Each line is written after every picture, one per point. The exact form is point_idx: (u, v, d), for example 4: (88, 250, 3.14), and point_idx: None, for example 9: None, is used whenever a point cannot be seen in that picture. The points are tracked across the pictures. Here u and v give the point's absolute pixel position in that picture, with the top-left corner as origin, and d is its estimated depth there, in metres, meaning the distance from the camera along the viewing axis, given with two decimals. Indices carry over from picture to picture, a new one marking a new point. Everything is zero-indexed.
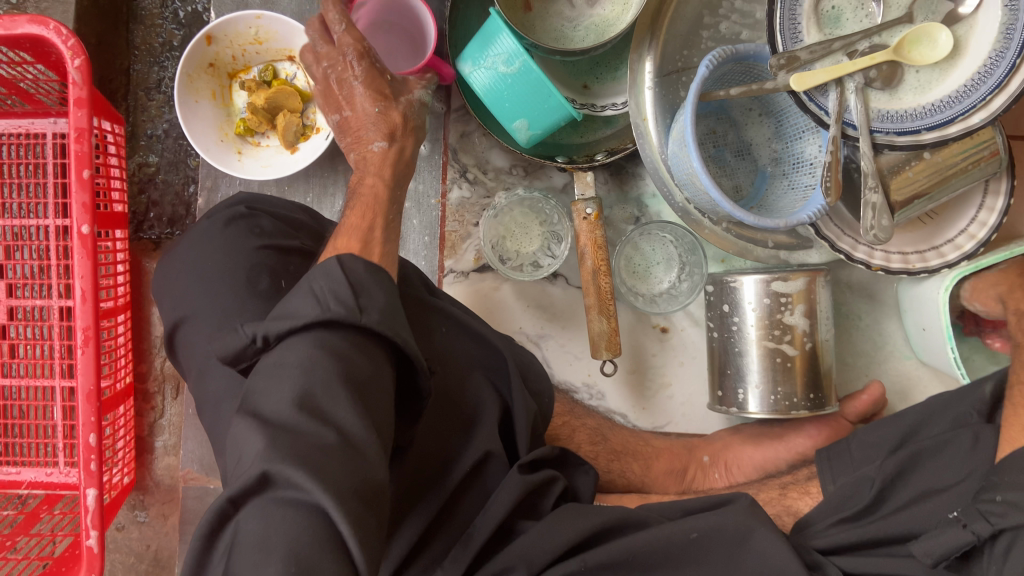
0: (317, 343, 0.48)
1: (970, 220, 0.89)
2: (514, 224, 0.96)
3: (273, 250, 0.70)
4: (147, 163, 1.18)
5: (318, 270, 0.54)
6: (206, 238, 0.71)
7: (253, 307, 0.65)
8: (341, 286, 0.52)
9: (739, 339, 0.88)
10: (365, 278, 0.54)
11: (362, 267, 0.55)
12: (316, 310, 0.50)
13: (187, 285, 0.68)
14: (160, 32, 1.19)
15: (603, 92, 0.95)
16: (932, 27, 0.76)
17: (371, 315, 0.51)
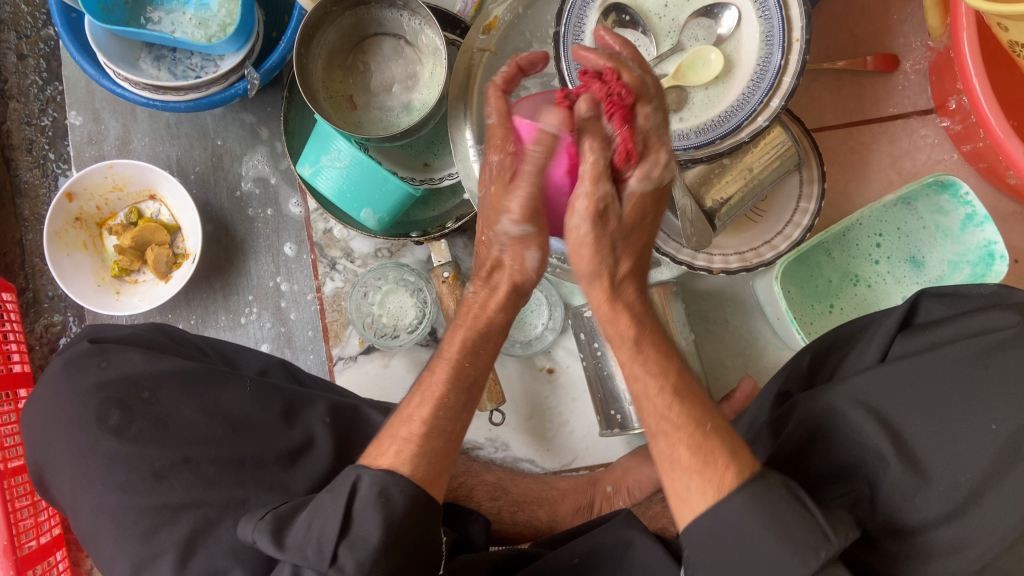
0: (297, 575, 0.58)
1: (794, 211, 0.96)
2: (389, 300, 1.03)
3: (120, 379, 0.75)
4: (54, 323, 1.24)
5: (341, 484, 0.61)
6: (55, 384, 0.77)
7: (105, 445, 0.72)
8: (336, 522, 0.58)
9: (606, 362, 0.93)
10: (372, 505, 0.59)
11: (374, 488, 0.60)
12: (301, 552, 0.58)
13: (48, 434, 0.74)
14: (45, 201, 1.25)
15: (444, 165, 1.03)
16: (703, 51, 0.87)
17: (345, 573, 0.56)
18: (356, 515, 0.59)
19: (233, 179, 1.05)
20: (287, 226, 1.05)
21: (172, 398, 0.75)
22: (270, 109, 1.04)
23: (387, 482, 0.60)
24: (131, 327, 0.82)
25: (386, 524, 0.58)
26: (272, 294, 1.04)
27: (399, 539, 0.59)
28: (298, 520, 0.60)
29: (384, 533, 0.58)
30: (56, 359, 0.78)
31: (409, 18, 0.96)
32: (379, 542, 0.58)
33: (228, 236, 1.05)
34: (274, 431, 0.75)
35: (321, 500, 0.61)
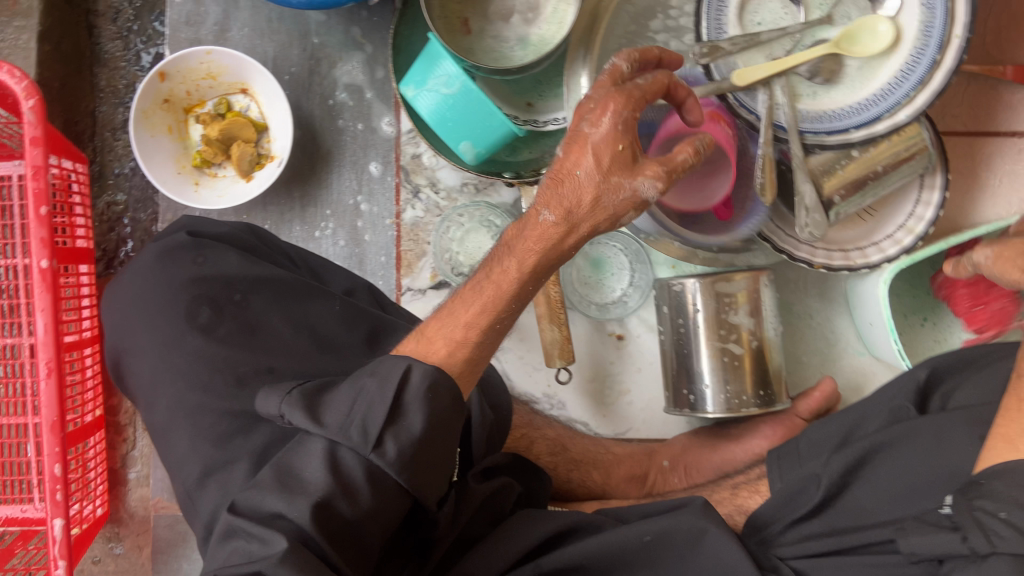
0: (333, 451, 0.55)
1: (907, 215, 0.91)
2: (468, 238, 0.98)
3: (215, 277, 0.72)
4: (116, 203, 1.22)
5: (386, 367, 0.57)
6: (144, 271, 0.74)
7: (191, 342, 0.69)
8: (380, 410, 0.55)
9: (688, 340, 0.89)
10: (418, 398, 0.55)
11: (423, 382, 0.56)
12: (340, 424, 0.55)
13: (132, 320, 0.72)
14: (124, 75, 1.22)
15: (547, 108, 0.98)
16: (871, 21, 0.82)
17: (387, 456, 0.54)
18: (406, 406, 0.55)
19: (328, 87, 1.01)
20: (376, 144, 1.01)
21: (263, 305, 0.72)
22: (377, 20, 1.00)
23: (435, 381, 0.56)
24: (224, 223, 0.79)
25: (429, 417, 0.55)
26: (350, 212, 1.01)
27: (437, 440, 0.56)
28: (337, 396, 0.57)
29: (428, 427, 0.55)
30: (151, 248, 0.74)
31: None
32: (419, 432, 0.55)
33: (314, 144, 1.01)
34: (359, 355, 0.73)
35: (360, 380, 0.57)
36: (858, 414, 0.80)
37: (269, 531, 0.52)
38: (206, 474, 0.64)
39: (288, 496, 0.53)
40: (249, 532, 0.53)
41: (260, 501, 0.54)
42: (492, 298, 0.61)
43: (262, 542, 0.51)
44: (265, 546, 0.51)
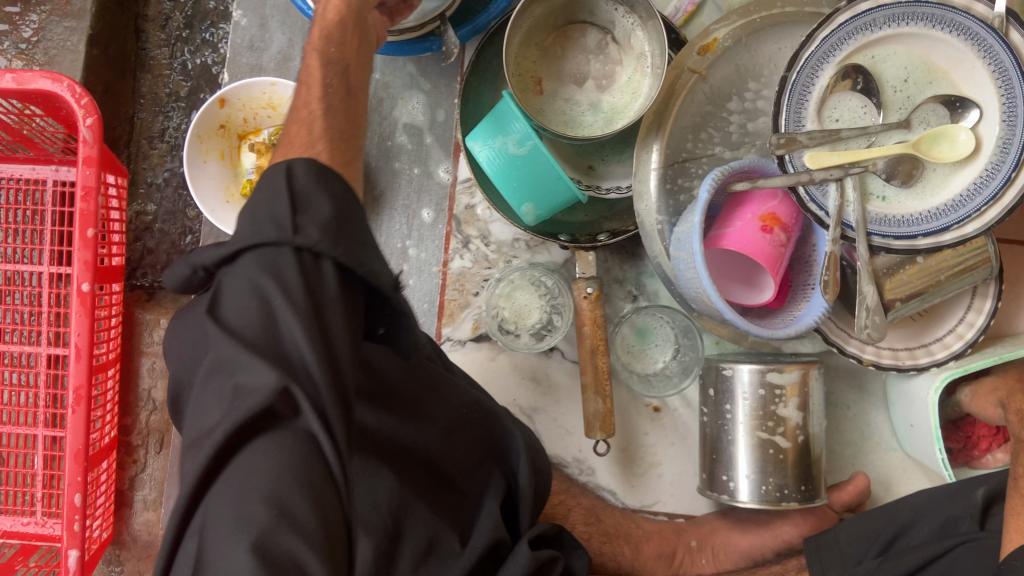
0: (257, 281, 0.47)
1: (958, 320, 0.91)
2: (515, 296, 0.96)
3: None
4: (146, 212, 1.19)
5: (269, 178, 0.52)
6: None
7: None
8: (282, 199, 0.49)
9: (732, 427, 0.89)
10: (312, 183, 0.52)
11: (310, 171, 0.52)
12: (249, 248, 0.48)
13: None
14: (167, 83, 1.19)
15: (608, 173, 0.97)
16: (952, 128, 0.80)
17: (310, 234, 0.48)
18: (302, 195, 0.50)
19: (388, 127, 0.99)
20: (430, 190, 1.00)
21: None
22: (444, 65, 0.99)
23: (323, 170, 0.54)
24: None
25: (335, 198, 0.51)
26: (397, 256, 1.00)
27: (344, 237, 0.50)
28: (225, 241, 0.50)
29: (334, 209, 0.51)
30: None
31: (623, 14, 0.90)
32: (331, 213, 0.50)
33: (369, 184, 1.00)
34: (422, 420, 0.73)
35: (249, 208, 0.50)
36: (913, 508, 0.85)
37: (252, 361, 0.45)
38: None
39: (248, 322, 0.47)
40: (228, 375, 0.45)
41: (213, 371, 0.45)
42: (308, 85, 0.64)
43: (251, 373, 0.45)
44: (254, 380, 0.44)
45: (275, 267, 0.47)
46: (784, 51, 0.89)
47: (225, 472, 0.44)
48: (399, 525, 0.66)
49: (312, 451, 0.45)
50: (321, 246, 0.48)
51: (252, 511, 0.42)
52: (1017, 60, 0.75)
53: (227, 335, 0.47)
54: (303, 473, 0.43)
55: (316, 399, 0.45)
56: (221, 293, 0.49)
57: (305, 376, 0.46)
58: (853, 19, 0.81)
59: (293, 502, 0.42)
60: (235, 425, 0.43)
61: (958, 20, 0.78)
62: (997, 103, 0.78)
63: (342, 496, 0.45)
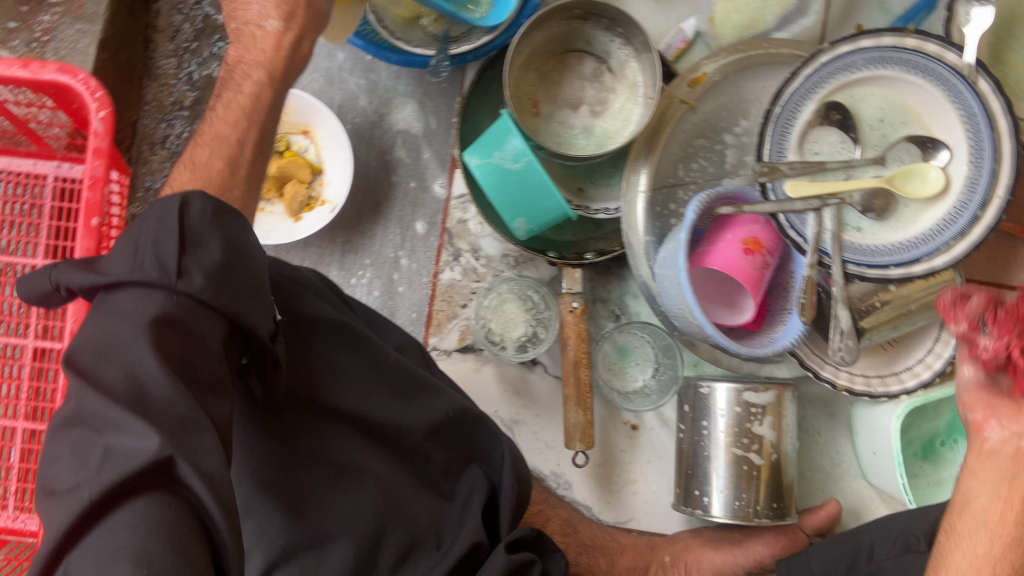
0: (161, 312, 0.50)
1: (927, 351, 0.95)
2: (501, 310, 0.99)
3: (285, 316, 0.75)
4: (141, 215, 1.21)
5: (157, 211, 0.53)
6: None
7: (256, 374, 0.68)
8: (171, 238, 0.52)
9: (709, 443, 0.91)
10: (206, 226, 0.55)
11: (205, 211, 0.55)
12: (139, 275, 0.51)
13: None
14: (172, 92, 1.23)
15: (597, 196, 1.01)
16: (923, 166, 0.85)
17: (193, 279, 0.51)
18: (192, 232, 0.53)
19: (388, 140, 1.03)
20: (425, 203, 1.03)
21: (322, 351, 0.75)
22: (445, 86, 1.03)
23: (219, 210, 0.57)
24: (299, 270, 0.82)
25: (227, 239, 0.55)
26: (389, 264, 1.03)
27: (238, 280, 0.55)
28: (114, 253, 0.53)
29: (226, 252, 0.55)
30: None
31: (619, 46, 0.96)
32: (221, 260, 0.54)
33: (365, 195, 1.03)
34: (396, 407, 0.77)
35: (136, 244, 0.52)
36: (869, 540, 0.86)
37: (123, 423, 0.45)
38: None
39: (125, 371, 0.48)
40: (98, 433, 0.46)
41: (93, 405, 0.47)
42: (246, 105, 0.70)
43: (134, 437, 0.45)
44: (136, 441, 0.45)
45: (159, 311, 0.50)
46: (767, 90, 0.95)
47: (91, 532, 0.44)
48: (372, 528, 0.72)
49: (184, 508, 0.46)
50: (204, 294, 0.51)
51: (118, 558, 0.42)
52: (986, 104, 0.80)
53: (99, 380, 0.48)
54: (172, 528, 0.44)
55: (196, 458, 0.47)
56: (93, 336, 0.50)
57: (184, 417, 0.48)
58: (834, 60, 0.87)
59: (155, 549, 0.43)
60: (114, 481, 0.44)
61: (930, 65, 0.84)
62: (965, 145, 0.83)
63: (220, 542, 0.46)
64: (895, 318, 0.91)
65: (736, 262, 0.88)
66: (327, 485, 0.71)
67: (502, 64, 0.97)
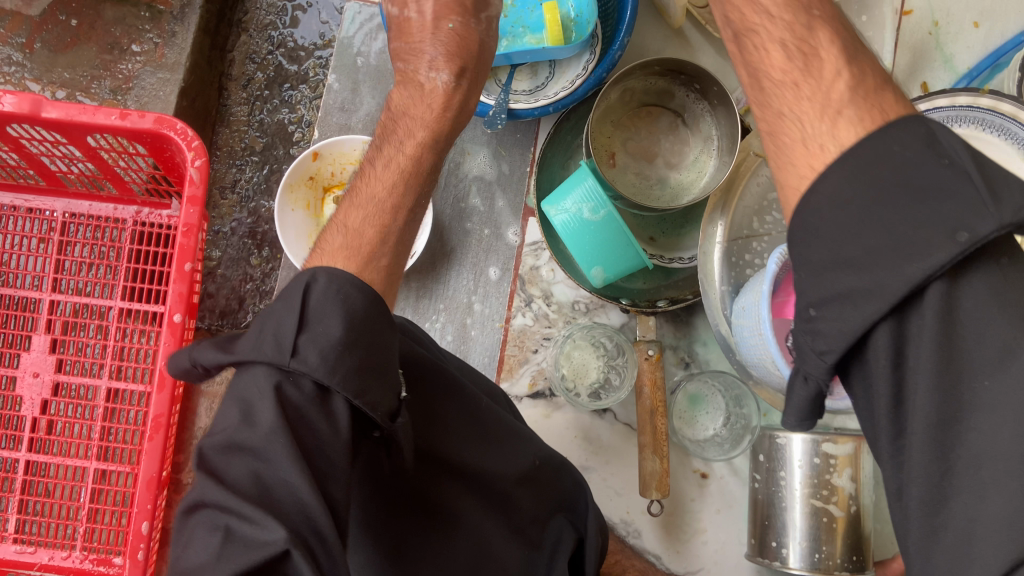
0: (279, 389, 0.51)
1: None
2: (574, 355, 1.00)
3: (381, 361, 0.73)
4: (211, 257, 1.23)
5: (287, 292, 0.56)
6: None
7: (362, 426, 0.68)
8: (292, 316, 0.53)
9: (786, 493, 0.92)
10: (330, 302, 0.55)
11: (330, 289, 0.56)
12: (261, 351, 0.52)
13: None
14: (243, 138, 1.26)
15: (670, 245, 1.04)
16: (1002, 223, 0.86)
17: (309, 358, 0.52)
18: (312, 311, 0.54)
19: (462, 188, 1.05)
20: (498, 250, 1.05)
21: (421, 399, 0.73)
22: (520, 137, 1.06)
23: (347, 286, 0.57)
24: None
25: (347, 319, 0.54)
26: (462, 309, 1.04)
27: (361, 347, 0.54)
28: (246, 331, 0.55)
29: (347, 329, 0.54)
30: None
31: (695, 100, 0.98)
32: (339, 336, 0.53)
33: (438, 241, 1.05)
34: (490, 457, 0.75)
35: (263, 328, 0.54)
36: None
37: (252, 515, 0.46)
38: None
39: (248, 477, 0.48)
40: (220, 519, 0.47)
41: (219, 497, 0.47)
42: (393, 179, 0.72)
43: (259, 528, 0.46)
44: (261, 532, 0.46)
45: (283, 392, 0.51)
46: None
47: None
48: None
49: None
50: (318, 372, 0.51)
51: None
52: None
53: (221, 475, 0.49)
54: None
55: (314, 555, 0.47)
56: (226, 412, 0.52)
57: (300, 499, 0.48)
58: None
59: None
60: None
61: (1006, 125, 0.89)
62: None
63: None
64: None
65: None
66: (421, 541, 0.71)
67: (580, 116, 1.00)
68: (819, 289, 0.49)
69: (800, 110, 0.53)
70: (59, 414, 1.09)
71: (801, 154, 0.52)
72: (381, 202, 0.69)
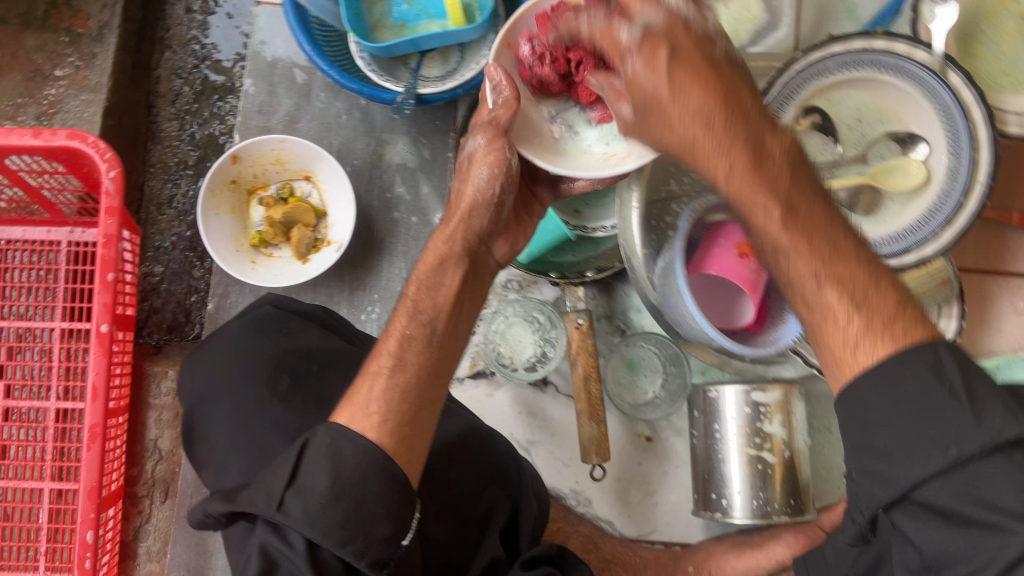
0: (265, 546, 0.58)
1: None
2: (510, 333, 1.03)
3: (297, 352, 0.74)
4: (153, 273, 1.24)
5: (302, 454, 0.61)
6: (230, 337, 0.76)
7: (274, 414, 0.69)
8: (282, 478, 0.60)
9: (722, 446, 0.94)
10: (322, 457, 0.59)
11: (326, 448, 0.60)
12: (266, 509, 0.59)
13: (205, 375, 0.74)
14: (176, 153, 1.27)
15: (593, 216, 1.04)
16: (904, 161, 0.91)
17: (289, 511, 0.58)
18: (304, 466, 0.59)
19: (387, 178, 1.07)
20: (427, 237, 1.06)
21: (337, 381, 0.73)
22: (439, 123, 1.06)
23: (340, 436, 0.61)
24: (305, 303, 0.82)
25: (336, 474, 0.59)
26: (396, 299, 1.06)
27: (359, 493, 0.59)
28: (250, 486, 0.62)
29: (336, 476, 0.59)
30: (236, 321, 0.77)
31: None
32: (325, 489, 0.58)
33: (367, 234, 1.07)
34: None
35: (268, 484, 0.61)
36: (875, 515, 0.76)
37: None
38: None
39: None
40: None
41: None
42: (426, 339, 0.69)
43: None
44: None
45: (279, 549, 0.58)
46: None
47: None
48: None
49: None
50: (297, 525, 0.57)
51: None
52: (957, 95, 0.87)
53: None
54: None
55: None
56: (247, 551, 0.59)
57: None
58: (809, 67, 0.90)
59: None
60: None
61: (901, 64, 0.89)
62: (942, 138, 0.90)
63: None
64: None
65: (732, 270, 0.90)
66: None
67: None
68: (862, 464, 0.54)
69: (841, 321, 0.55)
70: (10, 440, 1.10)
71: (853, 353, 0.55)
72: (386, 382, 0.66)
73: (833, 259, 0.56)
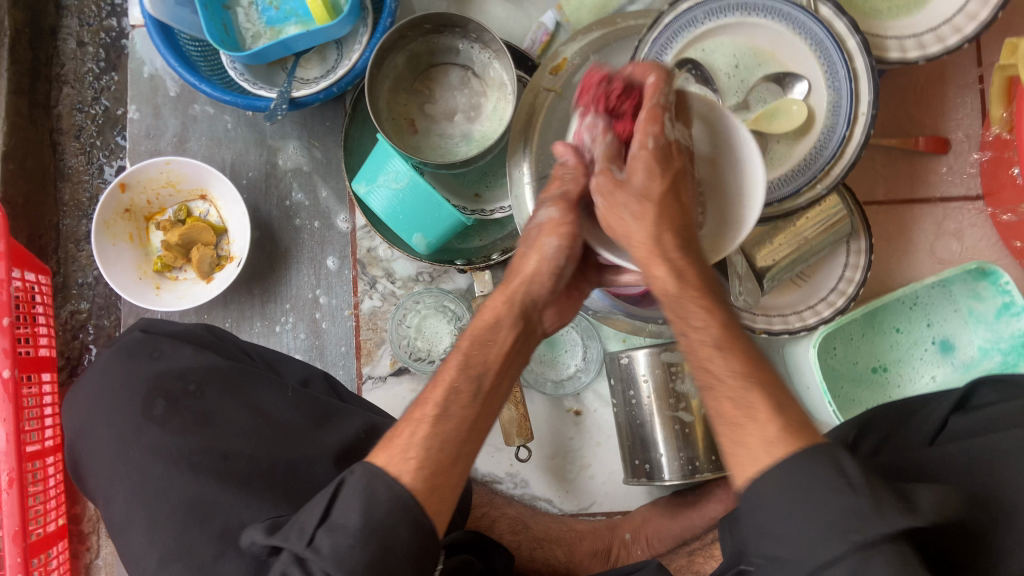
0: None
1: (839, 278, 0.98)
2: (424, 325, 1.04)
3: (171, 373, 0.79)
4: (79, 311, 1.24)
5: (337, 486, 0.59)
6: (109, 370, 0.81)
7: (146, 433, 0.74)
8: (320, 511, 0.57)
9: (641, 410, 0.93)
10: (354, 497, 0.57)
11: (362, 481, 0.58)
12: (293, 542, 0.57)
13: (91, 410, 0.79)
14: (87, 188, 1.27)
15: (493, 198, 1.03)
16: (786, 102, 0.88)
17: (321, 555, 0.55)
18: (340, 501, 0.57)
19: (284, 187, 1.06)
20: (332, 239, 1.05)
21: (215, 395, 0.78)
22: (329, 124, 1.05)
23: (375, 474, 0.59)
24: (187, 325, 0.87)
25: (367, 513, 0.56)
26: (309, 305, 1.05)
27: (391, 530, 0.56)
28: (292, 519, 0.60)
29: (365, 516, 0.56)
30: (109, 349, 0.82)
31: (479, 50, 0.98)
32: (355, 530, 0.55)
33: (273, 245, 1.06)
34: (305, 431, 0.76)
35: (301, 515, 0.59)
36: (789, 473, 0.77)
37: None
38: (163, 562, 0.67)
39: None
40: None
41: None
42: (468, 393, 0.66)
43: None
44: None
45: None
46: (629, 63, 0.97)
47: None
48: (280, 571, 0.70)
49: None
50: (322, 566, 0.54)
51: None
52: (829, 28, 0.84)
53: None
54: None
55: None
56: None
57: None
58: (676, 19, 0.88)
59: None
60: None
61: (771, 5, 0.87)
62: (821, 74, 0.88)
63: None
64: (796, 252, 0.92)
65: None
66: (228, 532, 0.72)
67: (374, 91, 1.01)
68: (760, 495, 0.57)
69: (763, 435, 0.58)
70: None
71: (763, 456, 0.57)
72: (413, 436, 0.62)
73: (779, 410, 0.59)
